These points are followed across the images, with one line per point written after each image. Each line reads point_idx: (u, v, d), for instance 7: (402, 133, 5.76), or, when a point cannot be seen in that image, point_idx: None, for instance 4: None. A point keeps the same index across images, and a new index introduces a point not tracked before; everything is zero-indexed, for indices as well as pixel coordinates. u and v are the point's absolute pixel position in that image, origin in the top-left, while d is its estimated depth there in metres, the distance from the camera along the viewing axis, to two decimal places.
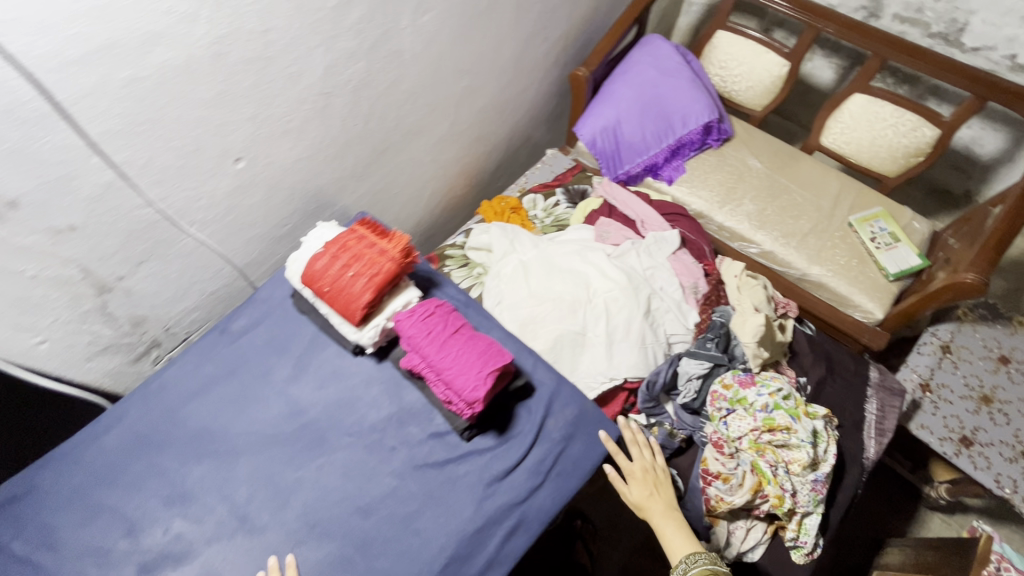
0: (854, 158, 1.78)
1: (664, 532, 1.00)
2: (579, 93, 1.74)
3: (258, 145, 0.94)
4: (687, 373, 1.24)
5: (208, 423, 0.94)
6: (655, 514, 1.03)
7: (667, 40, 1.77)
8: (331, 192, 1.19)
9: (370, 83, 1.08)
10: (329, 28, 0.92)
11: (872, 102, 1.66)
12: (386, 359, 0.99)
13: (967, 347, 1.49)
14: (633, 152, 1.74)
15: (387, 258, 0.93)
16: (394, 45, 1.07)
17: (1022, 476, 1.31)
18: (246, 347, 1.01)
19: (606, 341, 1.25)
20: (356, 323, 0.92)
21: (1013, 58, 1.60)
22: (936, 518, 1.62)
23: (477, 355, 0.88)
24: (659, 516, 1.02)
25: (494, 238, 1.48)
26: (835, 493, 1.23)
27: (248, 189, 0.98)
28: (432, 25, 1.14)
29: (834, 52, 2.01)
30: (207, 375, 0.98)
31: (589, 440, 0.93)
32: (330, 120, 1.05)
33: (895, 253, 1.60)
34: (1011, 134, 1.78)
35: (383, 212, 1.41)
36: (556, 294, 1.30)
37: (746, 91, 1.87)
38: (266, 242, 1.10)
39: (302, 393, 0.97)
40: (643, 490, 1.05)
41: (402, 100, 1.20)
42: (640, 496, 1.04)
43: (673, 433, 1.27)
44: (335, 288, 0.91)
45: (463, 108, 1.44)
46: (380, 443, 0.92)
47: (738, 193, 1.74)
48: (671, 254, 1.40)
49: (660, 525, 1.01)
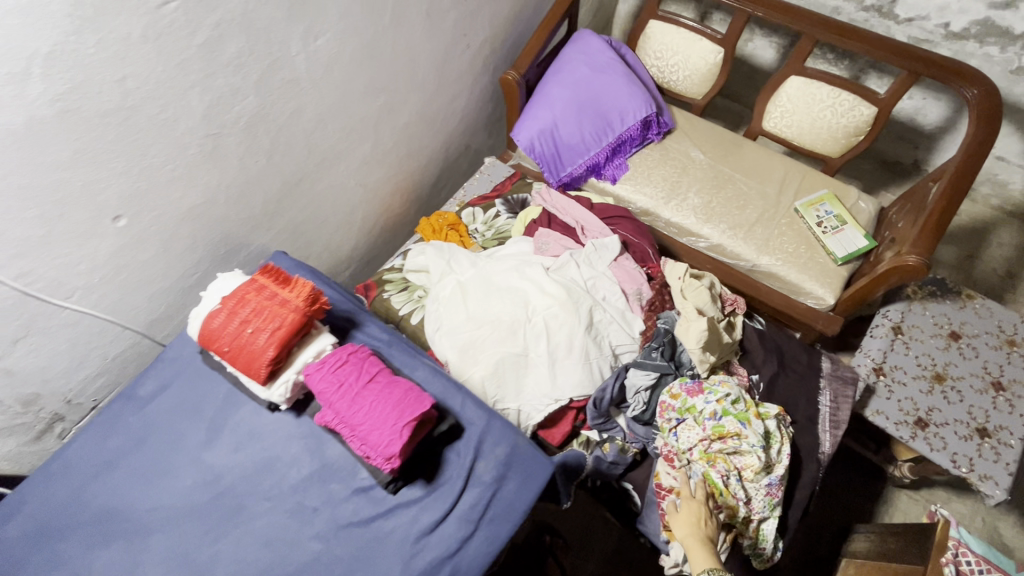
0: (797, 141, 1.75)
1: (695, 554, 0.99)
2: (512, 97, 1.68)
3: (138, 198, 0.87)
4: (634, 386, 1.21)
5: (116, 502, 0.88)
6: (689, 537, 1.02)
7: (598, 35, 1.71)
8: (242, 234, 1.12)
9: (266, 116, 1.01)
10: (202, 66, 0.85)
11: (808, 84, 1.62)
12: (304, 414, 0.93)
13: (918, 326, 1.48)
14: (574, 154, 1.69)
15: (290, 309, 0.87)
16: (287, 75, 1.01)
17: (977, 453, 1.31)
18: (155, 413, 0.95)
19: (549, 361, 1.21)
20: (263, 382, 0.86)
21: (946, 26, 1.57)
22: (903, 496, 1.62)
23: (393, 405, 0.83)
24: (692, 540, 1.01)
25: (431, 259, 1.42)
26: (792, 493, 1.21)
27: (137, 246, 0.91)
28: (329, 48, 1.07)
29: (773, 32, 1.97)
30: (114, 448, 0.92)
31: (522, 478, 0.88)
32: (224, 161, 0.98)
33: (842, 236, 1.58)
34: (952, 103, 1.76)
35: (310, 244, 1.35)
36: (495, 316, 1.26)
37: (684, 80, 1.83)
38: (172, 296, 1.03)
39: (217, 457, 0.91)
40: (692, 519, 1.05)
41: (309, 128, 1.13)
42: (682, 525, 1.04)
43: (625, 448, 1.24)
44: (235, 348, 0.85)
45: (384, 127, 1.37)
46: (302, 505, 0.87)
47: (683, 186, 1.70)
48: (612, 260, 1.36)
49: (691, 545, 1.01)
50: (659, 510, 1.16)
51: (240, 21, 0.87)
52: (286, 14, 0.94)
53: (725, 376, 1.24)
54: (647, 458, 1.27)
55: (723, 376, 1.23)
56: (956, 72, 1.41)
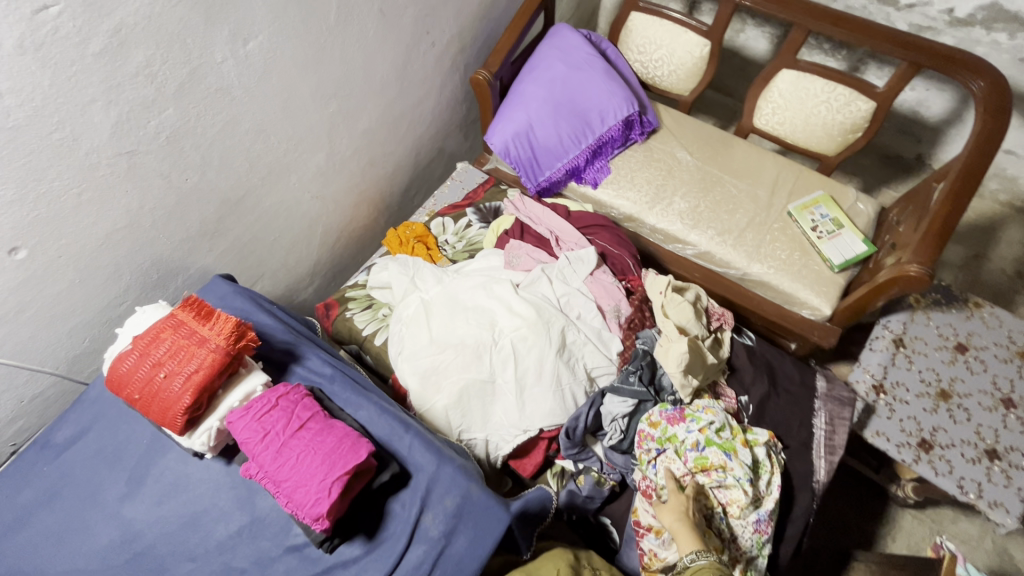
0: (791, 139, 1.64)
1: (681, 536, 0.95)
2: (484, 98, 1.58)
3: (39, 227, 0.78)
4: (610, 414, 1.12)
5: (23, 565, 0.79)
6: (676, 523, 0.97)
7: (575, 29, 1.61)
8: (178, 257, 1.03)
9: (192, 129, 0.92)
10: (104, 78, 0.76)
11: (801, 78, 1.51)
12: (234, 462, 0.84)
13: (921, 338, 1.38)
14: (551, 157, 1.59)
15: (208, 348, 0.78)
16: (215, 83, 0.91)
17: (986, 478, 1.20)
18: (72, 462, 0.86)
19: (517, 388, 1.12)
20: (180, 432, 0.77)
21: (950, 12, 1.46)
22: (907, 516, 1.51)
23: (322, 457, 0.73)
24: (680, 525, 0.96)
25: (394, 276, 1.32)
26: (784, 526, 1.12)
27: (45, 278, 0.82)
28: (265, 52, 0.97)
29: (764, 22, 1.85)
30: (25, 502, 0.83)
31: (475, 531, 0.79)
32: (146, 180, 0.89)
33: (839, 241, 1.47)
34: (957, 94, 1.65)
35: (263, 263, 1.25)
36: (459, 339, 1.16)
37: (669, 76, 1.72)
38: (97, 329, 0.94)
39: (138, 512, 0.82)
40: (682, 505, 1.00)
41: (248, 139, 1.04)
42: (670, 510, 0.99)
43: (601, 481, 1.14)
44: (146, 394, 0.76)
45: (340, 135, 1.28)
46: (228, 566, 0.78)
47: (668, 190, 1.59)
48: (588, 275, 1.26)
49: (677, 528, 0.96)
50: (638, 550, 1.07)
51: (148, 26, 0.78)
52: (207, 16, 0.85)
53: (712, 400, 1.14)
54: (627, 489, 1.17)
55: (710, 401, 1.13)
56: (960, 63, 1.30)
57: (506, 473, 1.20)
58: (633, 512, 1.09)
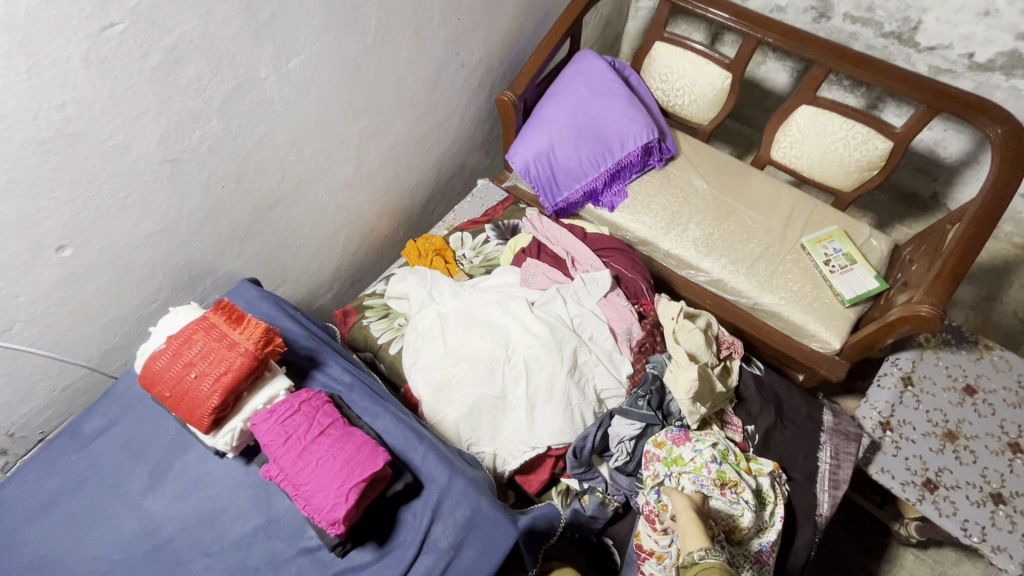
0: (807, 172, 1.67)
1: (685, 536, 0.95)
2: (508, 118, 1.62)
3: (86, 228, 0.82)
4: (618, 435, 1.14)
5: (47, 550, 0.82)
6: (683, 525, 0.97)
7: (600, 56, 1.65)
8: (210, 259, 1.07)
9: (232, 140, 0.96)
10: (157, 91, 0.80)
11: (820, 114, 1.54)
12: (252, 462, 0.87)
13: (929, 377, 1.38)
14: (570, 178, 1.63)
15: (238, 352, 0.81)
16: (257, 97, 0.96)
17: (990, 522, 1.20)
18: (99, 453, 0.89)
19: (528, 405, 1.14)
20: (206, 430, 0.80)
21: (970, 57, 1.48)
22: (908, 554, 1.51)
23: (341, 464, 0.76)
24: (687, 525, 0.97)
25: (411, 287, 1.35)
26: (785, 559, 1.13)
27: (87, 275, 0.86)
28: (305, 69, 1.01)
29: (786, 56, 1.89)
30: (52, 490, 0.87)
31: (483, 544, 0.81)
32: (187, 187, 0.93)
33: (851, 276, 1.49)
34: (974, 136, 1.66)
35: (287, 268, 1.29)
36: (473, 353, 1.19)
37: (690, 105, 1.76)
38: (129, 325, 0.98)
39: (159, 505, 0.85)
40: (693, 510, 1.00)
41: (283, 150, 1.08)
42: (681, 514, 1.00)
43: (605, 502, 1.15)
44: (176, 393, 0.79)
45: (369, 149, 1.32)
46: (243, 565, 0.80)
47: (684, 217, 1.62)
48: (602, 297, 1.29)
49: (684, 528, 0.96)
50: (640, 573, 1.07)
51: (201, 43, 0.82)
52: (255, 35, 0.89)
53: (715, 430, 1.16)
54: (630, 510, 1.18)
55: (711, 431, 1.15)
56: (978, 109, 1.32)
57: (512, 487, 1.22)
58: (636, 535, 1.09)
